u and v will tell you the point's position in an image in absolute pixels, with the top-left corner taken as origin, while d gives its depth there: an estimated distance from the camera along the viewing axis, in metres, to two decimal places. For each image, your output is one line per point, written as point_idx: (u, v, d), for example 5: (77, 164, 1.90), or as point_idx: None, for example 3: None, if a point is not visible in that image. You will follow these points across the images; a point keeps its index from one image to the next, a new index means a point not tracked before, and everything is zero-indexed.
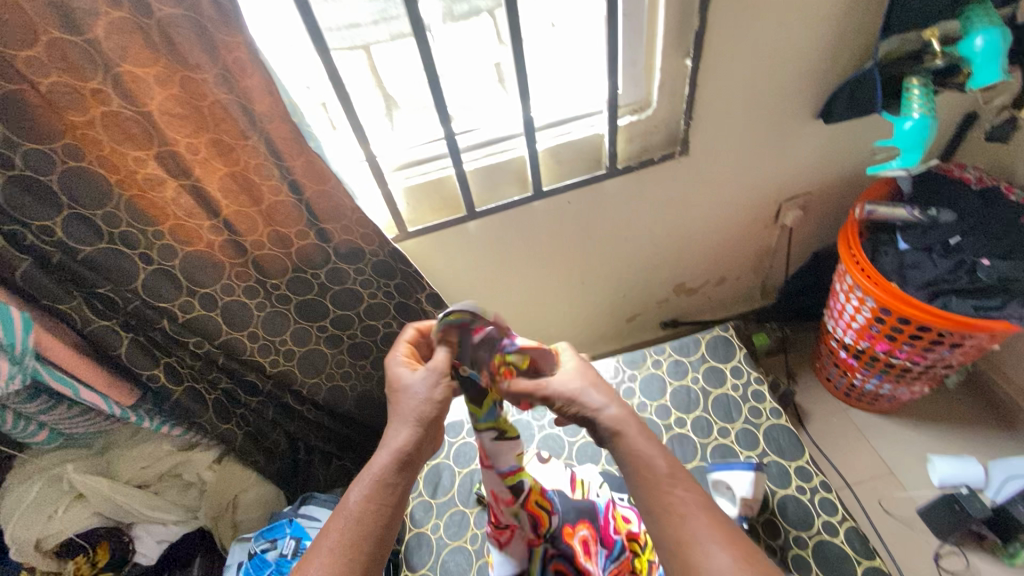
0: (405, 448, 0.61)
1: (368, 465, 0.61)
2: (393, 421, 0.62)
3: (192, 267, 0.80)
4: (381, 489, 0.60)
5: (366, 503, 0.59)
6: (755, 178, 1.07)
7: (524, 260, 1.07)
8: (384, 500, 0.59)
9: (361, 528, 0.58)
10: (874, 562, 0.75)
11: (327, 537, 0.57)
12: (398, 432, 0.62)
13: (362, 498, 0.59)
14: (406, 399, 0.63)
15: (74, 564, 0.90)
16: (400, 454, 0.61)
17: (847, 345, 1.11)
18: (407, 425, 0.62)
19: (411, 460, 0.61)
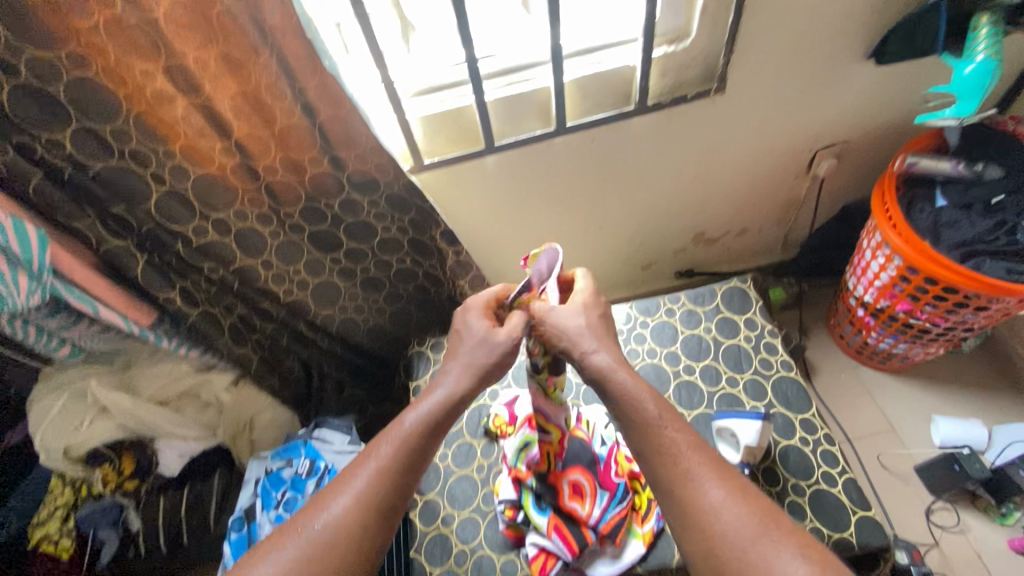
0: (458, 393, 0.60)
1: (420, 399, 0.60)
2: (455, 368, 0.62)
3: (203, 188, 0.79)
4: (436, 423, 0.59)
5: (419, 432, 0.57)
6: (792, 123, 1.01)
7: (541, 200, 1.04)
8: (433, 435, 0.58)
9: (411, 454, 0.56)
10: (869, 513, 0.77)
11: (375, 455, 0.56)
12: (454, 378, 0.61)
13: (416, 425, 0.58)
14: (470, 353, 0.63)
15: (100, 472, 0.98)
16: (455, 398, 0.60)
17: (866, 303, 1.09)
18: (469, 373, 0.61)
19: (462, 403, 0.60)
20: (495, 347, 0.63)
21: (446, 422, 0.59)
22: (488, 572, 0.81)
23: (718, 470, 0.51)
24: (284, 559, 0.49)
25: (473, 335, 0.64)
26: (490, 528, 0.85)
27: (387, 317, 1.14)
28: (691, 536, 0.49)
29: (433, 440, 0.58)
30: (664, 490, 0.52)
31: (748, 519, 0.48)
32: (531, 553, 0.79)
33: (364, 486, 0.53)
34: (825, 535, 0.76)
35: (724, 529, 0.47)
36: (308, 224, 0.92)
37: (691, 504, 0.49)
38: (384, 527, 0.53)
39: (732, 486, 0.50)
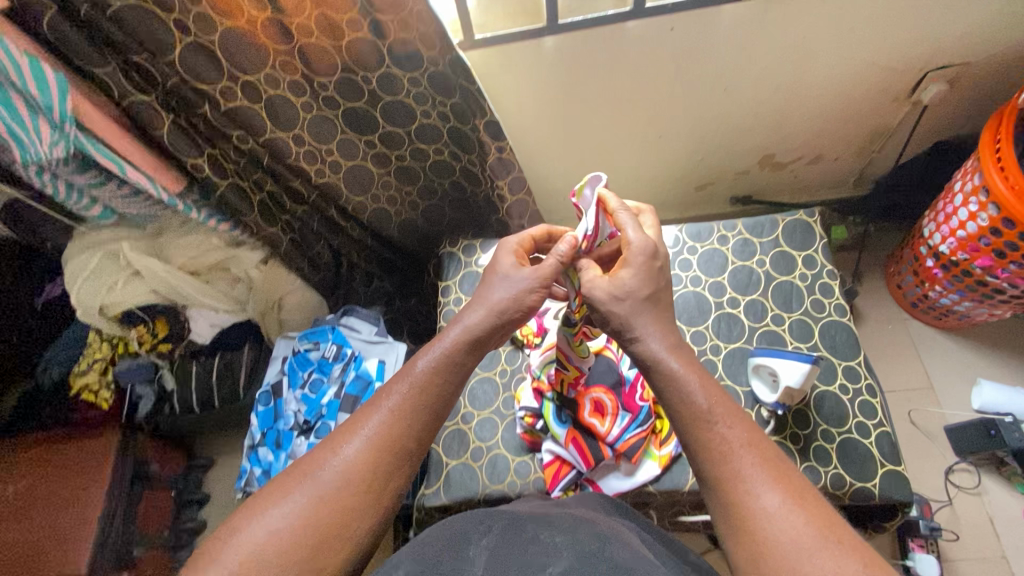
0: (477, 330, 0.58)
1: (435, 340, 0.59)
2: (474, 306, 0.60)
3: (231, 46, 0.71)
4: (447, 365, 0.57)
5: (431, 374, 0.55)
6: (909, 32, 0.85)
7: (600, 97, 0.94)
8: (449, 376, 0.56)
9: (422, 398, 0.54)
10: (898, 468, 0.75)
11: (387, 399, 0.54)
12: (473, 314, 0.59)
13: (429, 368, 0.56)
14: (491, 292, 0.61)
15: (136, 332, 1.02)
16: (473, 335, 0.58)
17: (939, 253, 0.99)
18: (486, 311, 0.59)
19: (480, 344, 0.58)
20: (516, 285, 0.60)
21: (463, 363, 0.57)
22: (501, 470, 0.83)
23: (773, 472, 0.47)
24: (295, 507, 0.47)
25: (499, 272, 0.62)
26: (507, 430, 0.86)
27: (420, 213, 1.09)
28: (729, 483, 0.47)
29: (448, 381, 0.56)
30: (705, 433, 0.50)
31: (806, 528, 0.43)
32: (546, 459, 0.80)
33: (376, 433, 0.52)
34: (846, 482, 0.75)
35: (776, 537, 0.43)
36: (343, 100, 0.84)
37: (736, 501, 0.46)
38: (395, 473, 0.51)
39: (786, 489, 0.45)
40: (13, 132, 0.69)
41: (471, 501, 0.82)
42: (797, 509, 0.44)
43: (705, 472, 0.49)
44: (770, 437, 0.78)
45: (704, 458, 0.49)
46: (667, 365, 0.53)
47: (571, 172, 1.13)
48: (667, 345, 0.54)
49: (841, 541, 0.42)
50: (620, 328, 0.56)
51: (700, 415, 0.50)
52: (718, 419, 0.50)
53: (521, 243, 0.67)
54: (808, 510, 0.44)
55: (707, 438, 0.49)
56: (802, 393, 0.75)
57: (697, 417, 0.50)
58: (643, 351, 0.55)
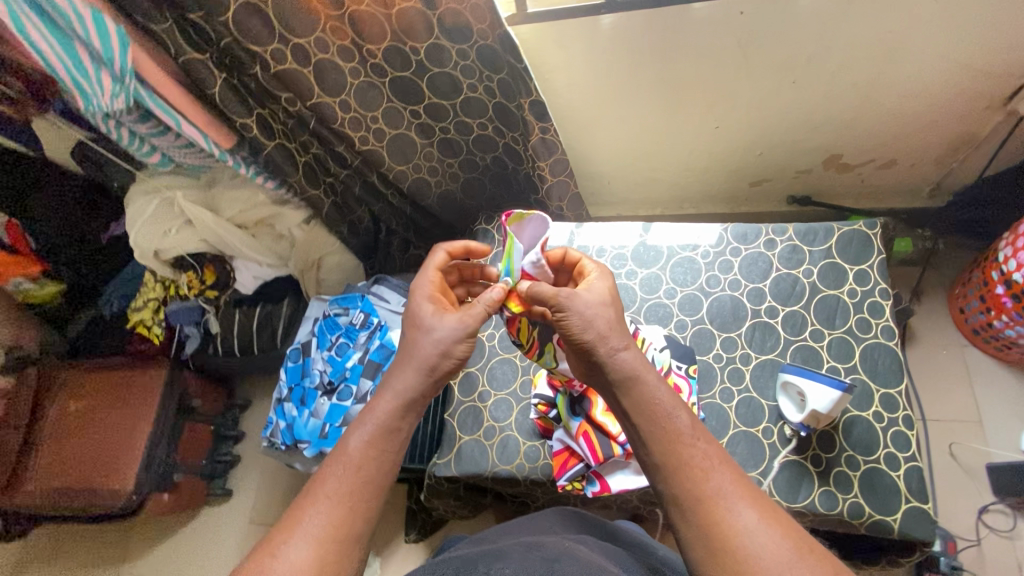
0: (412, 393, 0.58)
1: (365, 416, 0.58)
2: (407, 368, 0.59)
3: (284, 9, 0.72)
4: (384, 436, 0.56)
5: (369, 448, 0.55)
6: (1013, 35, 0.76)
7: (654, 82, 0.89)
8: (385, 446, 0.56)
9: (364, 476, 0.54)
10: (924, 506, 0.71)
11: (323, 486, 0.53)
12: (404, 376, 0.59)
13: (363, 445, 0.55)
14: (416, 347, 0.60)
15: (186, 278, 1.08)
16: (409, 399, 0.58)
17: (1011, 281, 0.91)
18: (417, 370, 0.59)
19: (415, 402, 0.59)
20: (447, 339, 0.60)
21: (399, 428, 0.57)
22: (511, 452, 0.85)
23: (748, 491, 0.51)
24: None
25: (425, 325, 0.61)
26: (521, 414, 0.88)
27: (460, 186, 1.08)
28: (710, 499, 0.50)
29: (387, 450, 0.56)
30: (689, 448, 0.53)
31: (783, 542, 0.47)
32: (556, 448, 0.81)
33: (318, 529, 0.50)
34: (865, 512, 0.72)
35: (756, 553, 0.46)
36: (390, 68, 0.83)
37: (714, 519, 0.49)
38: (343, 560, 0.50)
39: (759, 505, 0.50)
40: (76, 82, 0.69)
41: (478, 477, 0.85)
42: (769, 524, 0.48)
43: (676, 483, 0.52)
44: (789, 455, 0.76)
45: (683, 475, 0.52)
46: (652, 376, 0.57)
47: (618, 155, 1.08)
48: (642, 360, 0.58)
49: (812, 554, 0.47)
50: None
51: (683, 431, 0.54)
52: (699, 435, 0.54)
53: (439, 281, 0.65)
54: (781, 526, 0.48)
55: (685, 455, 0.53)
56: (829, 418, 0.72)
57: (666, 429, 0.54)
58: (622, 364, 0.57)
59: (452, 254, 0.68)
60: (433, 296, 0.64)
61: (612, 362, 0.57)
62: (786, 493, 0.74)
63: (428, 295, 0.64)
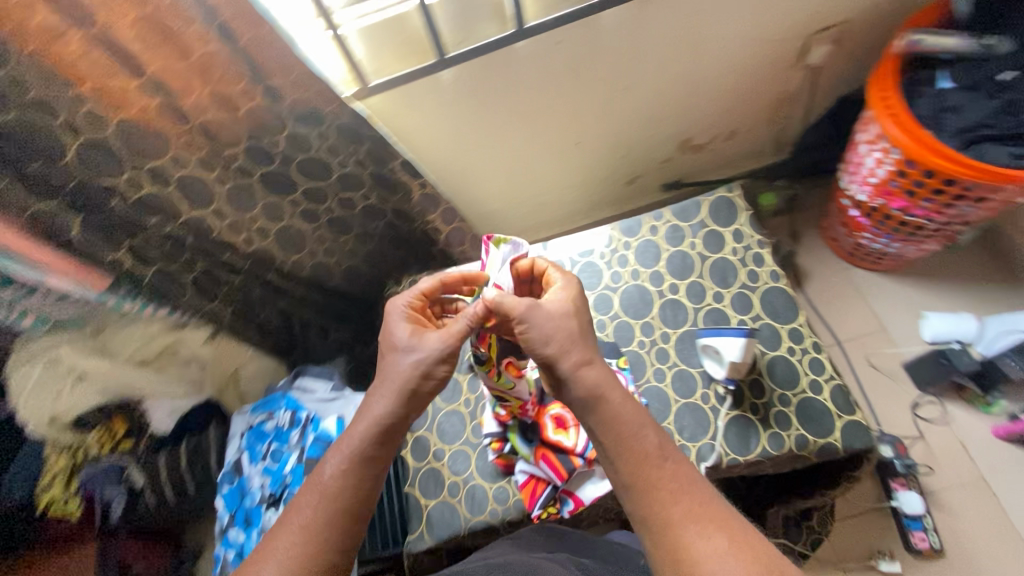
0: (385, 421, 0.57)
1: (343, 438, 0.57)
2: (379, 389, 0.58)
3: (130, 135, 0.71)
4: (362, 465, 0.55)
5: (343, 477, 0.54)
6: (785, 5, 0.89)
7: (509, 118, 0.96)
8: (363, 473, 0.55)
9: (339, 503, 0.53)
10: (854, 417, 0.77)
11: (295, 515, 0.53)
12: (381, 401, 0.58)
13: (339, 472, 0.55)
14: (387, 372, 0.59)
15: (95, 436, 0.92)
16: (383, 424, 0.57)
17: (860, 202, 1.04)
18: (391, 395, 0.57)
19: (393, 431, 0.57)
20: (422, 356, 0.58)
21: (377, 457, 0.56)
22: (481, 500, 0.83)
23: (719, 515, 0.50)
24: None
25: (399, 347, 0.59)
26: (480, 459, 0.86)
27: (361, 258, 1.11)
28: (680, 523, 0.50)
29: (363, 479, 0.55)
30: (655, 470, 0.53)
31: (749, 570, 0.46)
32: (521, 480, 0.80)
33: (288, 552, 0.50)
34: (809, 441, 0.77)
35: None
36: (255, 167, 0.84)
37: (681, 546, 0.48)
38: None
39: (728, 529, 0.49)
40: None
41: (457, 537, 0.82)
42: (736, 554, 0.47)
43: (625, 468, 0.54)
44: (730, 412, 0.80)
45: (652, 497, 0.51)
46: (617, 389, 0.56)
47: (501, 190, 1.14)
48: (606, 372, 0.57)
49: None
50: (549, 367, 0.57)
51: (651, 454, 0.53)
52: (666, 456, 0.53)
53: (418, 300, 0.65)
54: (749, 559, 0.47)
55: (655, 476, 0.52)
56: (746, 365, 0.77)
57: (612, 432, 0.55)
58: (584, 381, 0.55)
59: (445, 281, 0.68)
60: (409, 314, 0.63)
61: (575, 378, 0.56)
62: (738, 448, 0.78)
63: (404, 318, 0.62)
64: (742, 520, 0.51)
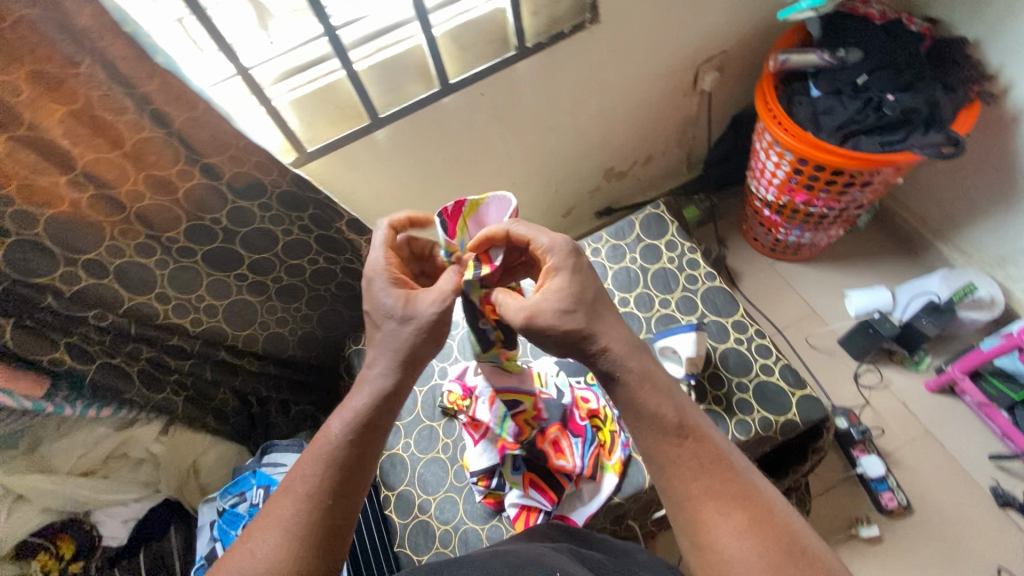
0: (387, 387, 0.58)
1: (345, 404, 0.58)
2: (378, 359, 0.59)
3: (61, 230, 0.69)
4: (367, 428, 0.57)
5: (349, 442, 0.56)
6: (670, 42, 1.02)
7: (446, 168, 1.02)
8: (366, 436, 0.57)
9: (346, 467, 0.55)
10: (805, 391, 0.84)
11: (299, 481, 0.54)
12: (380, 369, 0.59)
13: (345, 434, 0.56)
14: (381, 340, 0.59)
15: (38, 563, 0.86)
16: (381, 392, 0.58)
17: (770, 203, 1.16)
18: (393, 364, 0.58)
19: (393, 396, 0.58)
20: (416, 320, 0.58)
21: (377, 421, 0.57)
22: (474, 543, 0.82)
23: (734, 492, 0.51)
24: None
25: (391, 311, 0.58)
26: (468, 502, 0.85)
27: (317, 324, 1.07)
28: (700, 501, 0.51)
29: (364, 444, 0.56)
30: (673, 447, 0.54)
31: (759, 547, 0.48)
32: (513, 513, 0.80)
33: (291, 518, 0.52)
34: (772, 421, 0.82)
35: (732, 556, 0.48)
36: (197, 246, 0.83)
37: (698, 521, 0.51)
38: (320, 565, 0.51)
39: (751, 507, 0.50)
40: None
41: None
42: (754, 534, 0.49)
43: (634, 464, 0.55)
44: (697, 407, 0.84)
45: (677, 475, 0.53)
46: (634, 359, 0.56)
47: None
48: (628, 345, 0.57)
49: (796, 565, 0.47)
50: None
51: (671, 430, 0.54)
52: (687, 433, 0.54)
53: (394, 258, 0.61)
54: (768, 538, 0.49)
55: (676, 453, 0.54)
56: (702, 358, 0.83)
57: None
58: None
59: (395, 226, 0.64)
60: (391, 276, 0.60)
61: None
62: None
63: (388, 280, 0.60)
64: (777, 507, 0.51)
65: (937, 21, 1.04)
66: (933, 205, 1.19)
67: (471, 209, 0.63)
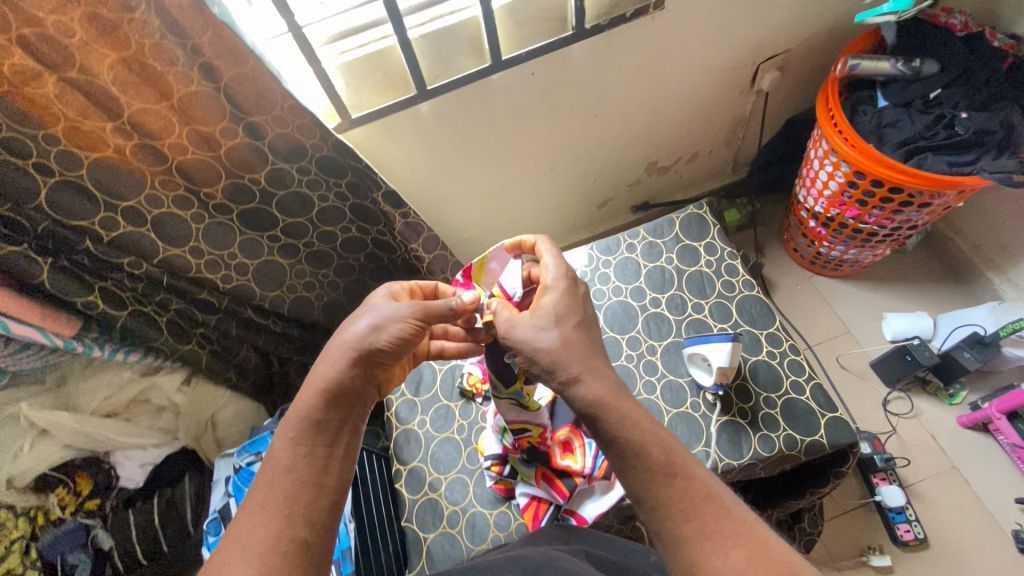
0: (335, 383, 0.55)
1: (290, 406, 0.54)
2: (326, 359, 0.56)
3: (102, 174, 0.69)
4: (313, 429, 0.53)
5: (295, 444, 0.51)
6: (733, 36, 0.97)
7: (487, 148, 0.99)
8: (315, 437, 0.52)
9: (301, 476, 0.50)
10: (835, 414, 0.81)
11: (271, 491, 0.49)
12: (327, 366, 0.56)
13: (290, 442, 0.52)
14: (338, 337, 0.58)
15: (57, 496, 0.88)
16: (330, 388, 0.54)
17: (817, 214, 1.11)
18: (344, 361, 0.56)
19: (344, 393, 0.55)
20: (384, 314, 0.58)
21: (326, 421, 0.53)
22: (482, 528, 0.82)
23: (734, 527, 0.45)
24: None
25: (369, 307, 0.60)
26: (478, 486, 0.85)
27: (343, 292, 1.07)
28: (696, 540, 0.45)
29: (313, 446, 0.52)
30: (661, 488, 0.48)
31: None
32: (522, 503, 0.80)
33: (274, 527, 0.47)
34: (798, 440, 0.79)
35: None
36: (235, 204, 0.83)
37: (694, 564, 0.44)
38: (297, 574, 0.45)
39: (747, 543, 0.44)
40: None
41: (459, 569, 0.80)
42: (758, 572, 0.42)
43: None
44: (721, 417, 0.83)
45: (665, 513, 0.47)
46: (613, 410, 0.52)
47: (480, 216, 1.16)
48: (610, 390, 0.54)
49: None
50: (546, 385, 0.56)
51: (658, 469, 0.49)
52: (676, 471, 0.49)
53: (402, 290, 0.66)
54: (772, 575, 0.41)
55: (664, 494, 0.48)
56: (734, 369, 0.80)
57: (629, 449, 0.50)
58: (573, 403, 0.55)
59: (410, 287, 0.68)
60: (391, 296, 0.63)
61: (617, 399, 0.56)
62: (732, 453, 0.80)
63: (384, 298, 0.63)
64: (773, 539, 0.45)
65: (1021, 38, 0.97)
66: (989, 233, 1.13)
67: (479, 269, 0.77)
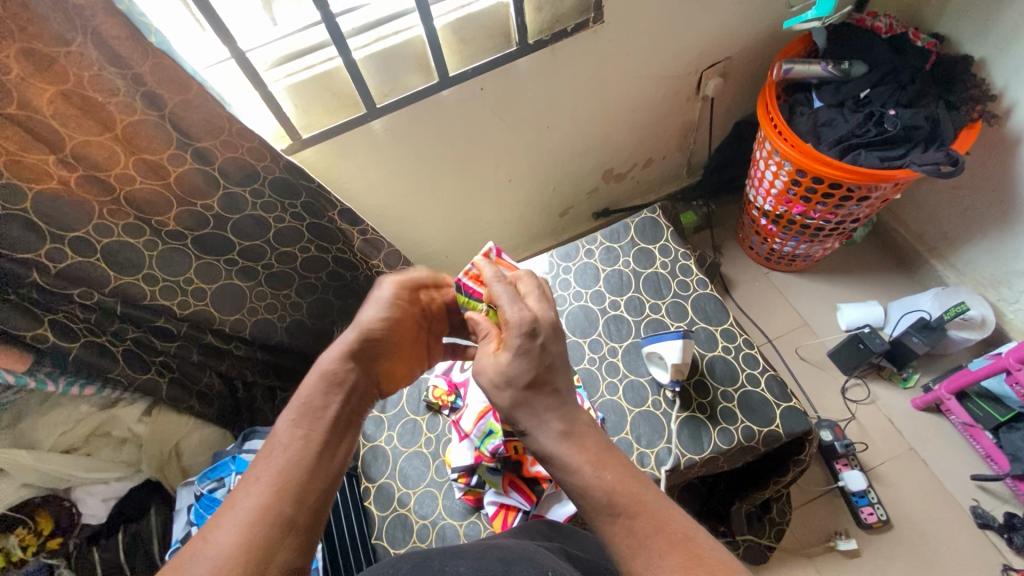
0: (334, 369, 0.58)
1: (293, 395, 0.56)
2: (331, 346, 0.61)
3: (49, 208, 0.69)
4: (309, 414, 0.54)
5: (292, 433, 0.52)
6: (674, 46, 1.01)
7: (444, 163, 1.01)
8: (311, 420, 0.54)
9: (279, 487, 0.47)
10: (790, 403, 0.83)
11: (246, 497, 0.47)
12: (327, 356, 0.60)
13: (290, 424, 0.53)
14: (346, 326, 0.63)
15: (16, 537, 0.82)
16: (329, 373, 0.58)
17: (767, 212, 1.15)
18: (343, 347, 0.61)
19: (342, 380, 0.58)
20: (382, 303, 0.66)
21: (325, 404, 0.56)
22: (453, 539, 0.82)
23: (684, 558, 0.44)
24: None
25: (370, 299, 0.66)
26: (447, 498, 0.85)
27: (306, 311, 1.06)
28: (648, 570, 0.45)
29: (317, 431, 0.53)
30: (608, 524, 0.48)
31: None
32: (492, 511, 0.80)
33: None
34: (755, 431, 0.82)
35: None
36: (189, 230, 0.83)
37: None
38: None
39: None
40: None
41: None
42: None
43: None
44: (681, 413, 0.85)
45: (619, 540, 0.47)
46: (571, 436, 0.53)
47: (442, 229, 1.18)
48: (573, 412, 0.55)
49: None
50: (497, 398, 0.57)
51: (603, 510, 0.48)
52: (619, 512, 0.48)
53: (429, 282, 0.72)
54: None
55: (611, 531, 0.48)
56: (687, 365, 0.83)
57: (580, 464, 0.51)
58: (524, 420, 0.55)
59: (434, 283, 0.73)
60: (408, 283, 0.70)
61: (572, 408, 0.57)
62: (692, 447, 0.82)
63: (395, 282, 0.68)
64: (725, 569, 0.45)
65: (942, 38, 1.03)
66: (930, 223, 1.18)
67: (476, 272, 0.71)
